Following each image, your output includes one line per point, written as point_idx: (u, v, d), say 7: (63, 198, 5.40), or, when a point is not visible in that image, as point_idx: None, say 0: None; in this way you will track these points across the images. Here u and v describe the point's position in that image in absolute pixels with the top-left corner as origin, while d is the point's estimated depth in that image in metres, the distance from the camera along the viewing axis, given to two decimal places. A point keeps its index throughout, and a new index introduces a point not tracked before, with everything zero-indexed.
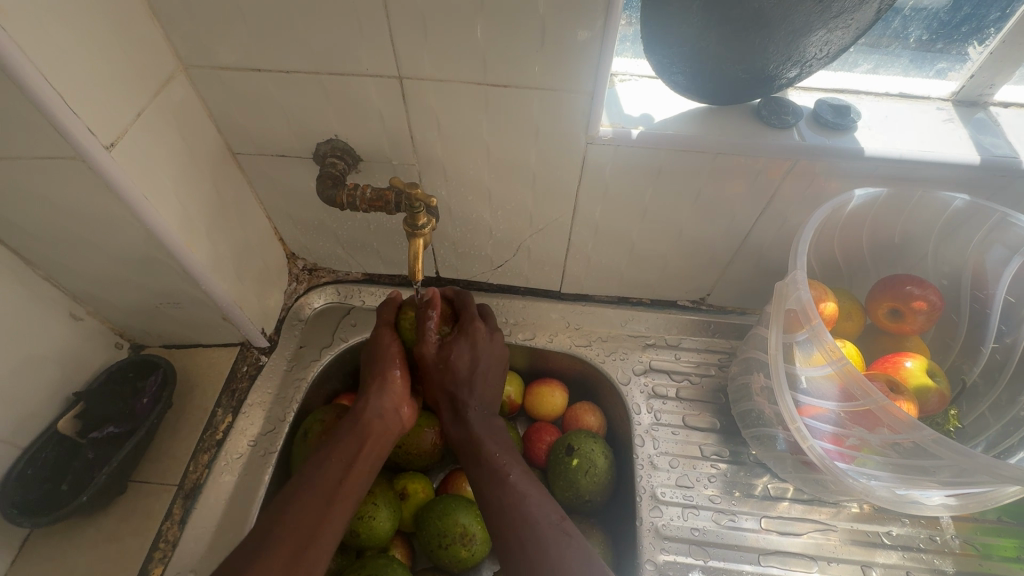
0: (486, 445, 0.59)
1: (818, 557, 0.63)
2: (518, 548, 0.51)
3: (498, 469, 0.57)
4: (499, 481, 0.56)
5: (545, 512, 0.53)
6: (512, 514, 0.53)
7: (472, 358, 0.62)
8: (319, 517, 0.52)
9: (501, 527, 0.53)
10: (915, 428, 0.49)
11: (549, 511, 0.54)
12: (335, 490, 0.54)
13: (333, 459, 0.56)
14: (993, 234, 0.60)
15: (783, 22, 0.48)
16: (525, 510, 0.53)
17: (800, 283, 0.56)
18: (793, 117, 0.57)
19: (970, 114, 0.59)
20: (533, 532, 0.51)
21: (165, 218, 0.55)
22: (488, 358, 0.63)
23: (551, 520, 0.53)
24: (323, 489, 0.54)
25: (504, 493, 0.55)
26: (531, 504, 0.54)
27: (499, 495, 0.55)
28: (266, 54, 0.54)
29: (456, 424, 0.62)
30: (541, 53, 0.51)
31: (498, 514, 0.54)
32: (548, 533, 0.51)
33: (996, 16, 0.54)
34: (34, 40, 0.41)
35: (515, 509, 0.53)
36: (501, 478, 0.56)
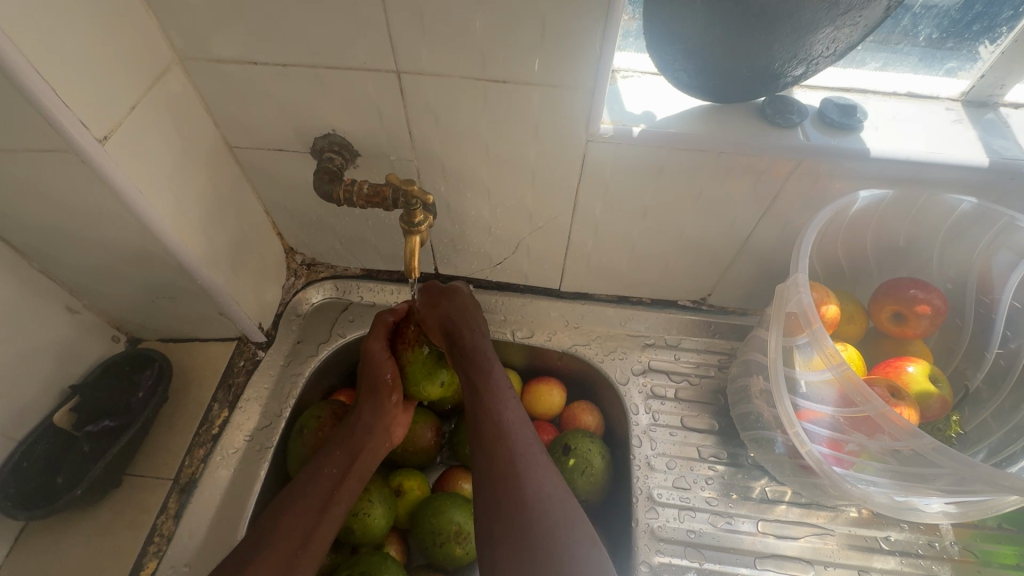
0: (487, 363, 0.61)
1: (814, 561, 0.62)
2: (504, 455, 0.54)
3: (494, 389, 0.59)
4: (494, 399, 0.58)
5: (529, 437, 0.57)
6: (505, 441, 0.55)
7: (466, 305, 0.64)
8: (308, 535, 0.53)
9: (497, 441, 0.55)
10: (915, 436, 0.49)
11: (533, 437, 0.57)
12: (325, 507, 0.55)
13: (323, 475, 0.57)
14: (1000, 238, 0.58)
15: (789, 18, 0.46)
16: (519, 439, 0.56)
17: (802, 285, 0.55)
18: (798, 116, 0.56)
19: (979, 115, 0.58)
20: (522, 455, 0.55)
21: (160, 213, 0.55)
22: (470, 303, 0.65)
23: (536, 446, 0.56)
24: (318, 501, 0.55)
25: (500, 411, 0.57)
26: (525, 435, 0.56)
27: (490, 414, 0.57)
28: (262, 46, 0.53)
29: (456, 335, 0.61)
30: (542, 47, 0.50)
31: (494, 434, 0.56)
32: (536, 457, 0.55)
33: (1008, 15, 0.53)
34: (27, 33, 0.41)
35: (505, 429, 0.56)
36: (496, 399, 0.58)
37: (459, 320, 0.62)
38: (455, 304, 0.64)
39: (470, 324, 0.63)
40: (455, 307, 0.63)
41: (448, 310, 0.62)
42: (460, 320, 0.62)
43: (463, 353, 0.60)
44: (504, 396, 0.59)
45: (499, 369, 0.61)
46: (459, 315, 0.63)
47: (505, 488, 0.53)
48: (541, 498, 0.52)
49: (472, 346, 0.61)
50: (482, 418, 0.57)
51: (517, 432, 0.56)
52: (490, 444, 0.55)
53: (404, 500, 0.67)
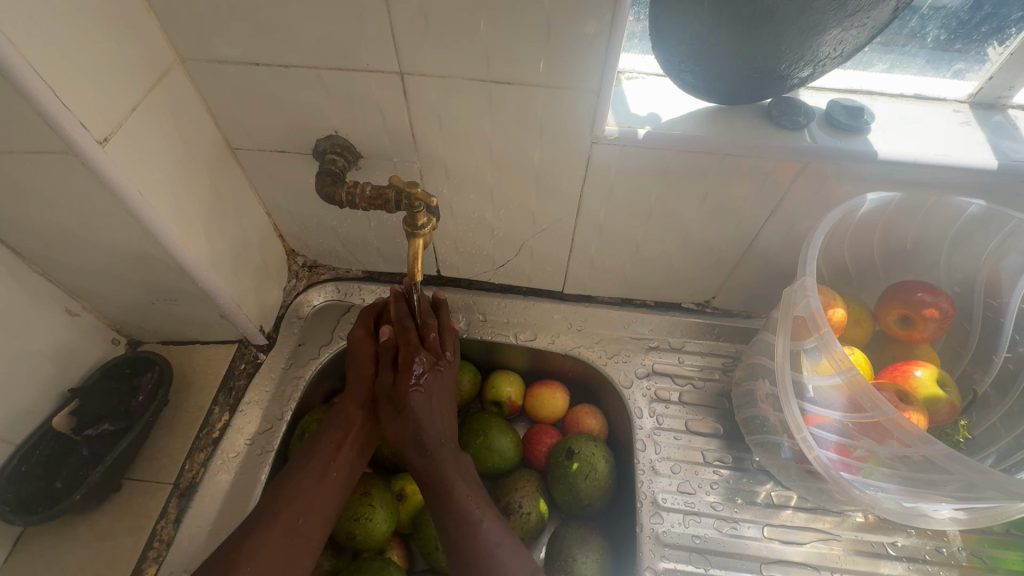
0: (456, 485, 0.56)
1: (820, 567, 0.62)
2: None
3: (469, 514, 0.55)
4: (469, 529, 0.54)
5: (517, 565, 0.52)
6: (487, 568, 0.52)
7: (435, 397, 0.61)
8: (308, 503, 0.55)
9: (475, 573, 0.52)
10: (926, 442, 0.48)
11: (521, 561, 0.53)
12: (324, 473, 0.57)
13: (320, 449, 0.58)
14: (1009, 241, 0.58)
15: (797, 19, 0.46)
16: (502, 569, 0.51)
17: (810, 289, 0.55)
18: (804, 118, 0.55)
19: (987, 117, 0.57)
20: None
21: (161, 215, 0.54)
22: (442, 392, 0.61)
23: (523, 574, 0.51)
24: (317, 471, 0.57)
25: (474, 540, 0.53)
26: (507, 563, 0.52)
27: (467, 547, 0.53)
28: (265, 47, 0.52)
29: (422, 457, 0.58)
30: (547, 48, 0.49)
31: (474, 568, 0.52)
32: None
33: (1018, 16, 0.52)
34: (27, 34, 0.40)
35: (486, 560, 0.52)
36: (472, 526, 0.54)
37: (424, 435, 0.58)
38: (422, 409, 0.59)
39: (436, 437, 0.59)
40: (419, 413, 0.59)
41: (416, 413, 0.59)
42: (427, 433, 0.59)
43: (429, 477, 0.57)
44: (481, 520, 0.54)
45: (472, 493, 0.56)
46: (425, 427, 0.59)
47: None
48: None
49: (437, 472, 0.57)
50: (463, 554, 0.53)
51: (498, 557, 0.52)
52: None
53: (406, 504, 0.66)
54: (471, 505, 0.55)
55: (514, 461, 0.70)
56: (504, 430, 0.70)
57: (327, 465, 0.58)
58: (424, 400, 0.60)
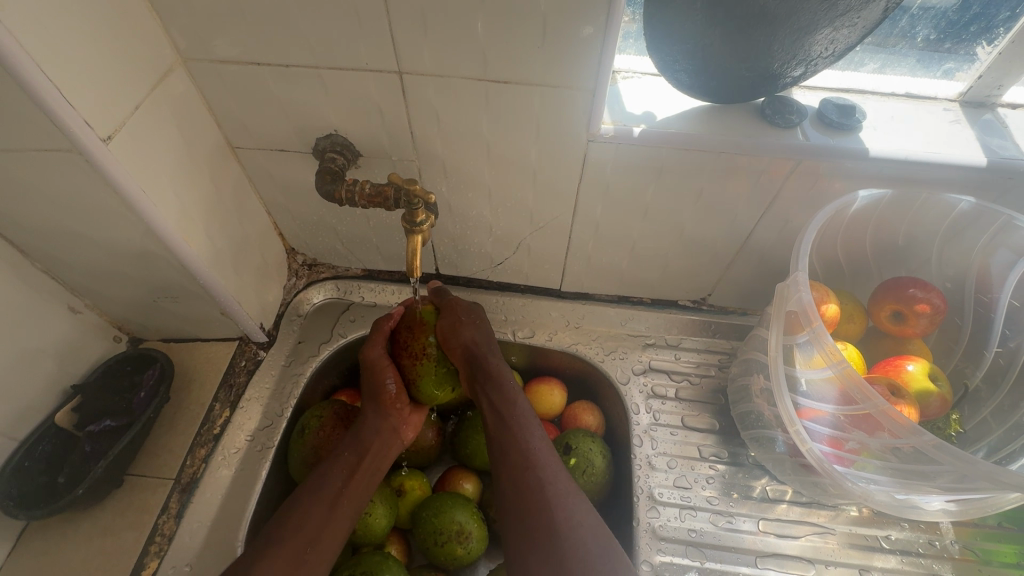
0: (508, 395, 0.59)
1: (815, 560, 0.62)
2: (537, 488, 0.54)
3: (526, 426, 0.58)
4: (521, 437, 0.57)
5: (555, 467, 0.56)
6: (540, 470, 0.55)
7: (490, 331, 0.63)
8: (318, 529, 0.54)
9: (530, 475, 0.55)
10: (915, 434, 0.49)
11: (556, 461, 0.57)
12: (335, 500, 0.56)
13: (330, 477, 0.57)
14: (999, 237, 0.59)
15: (788, 20, 0.47)
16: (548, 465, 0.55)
17: (801, 285, 0.55)
18: (797, 116, 0.56)
19: (977, 115, 0.58)
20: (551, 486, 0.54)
21: (163, 213, 0.55)
22: (490, 327, 0.63)
23: (560, 471, 0.56)
24: (327, 499, 0.56)
25: (529, 445, 0.57)
26: (547, 458, 0.56)
27: (514, 445, 0.57)
28: (265, 47, 0.53)
29: (487, 361, 0.59)
30: (543, 48, 0.50)
31: (521, 462, 0.56)
32: (563, 483, 0.55)
33: (1005, 16, 0.53)
34: (32, 34, 0.41)
35: (530, 456, 0.56)
36: (523, 436, 0.57)
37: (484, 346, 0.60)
38: (479, 322, 0.61)
39: (495, 349, 0.61)
40: (484, 332, 0.61)
41: (483, 330, 0.61)
42: (493, 348, 0.61)
43: (493, 378, 0.59)
44: (532, 429, 0.58)
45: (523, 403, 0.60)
46: (481, 338, 0.60)
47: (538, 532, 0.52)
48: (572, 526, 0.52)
49: (500, 377, 0.59)
50: (508, 455, 0.57)
51: (541, 459, 0.56)
52: (518, 471, 0.55)
53: (405, 499, 0.67)
54: (525, 418, 0.59)
55: None
56: None
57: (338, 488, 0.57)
58: (488, 323, 0.63)
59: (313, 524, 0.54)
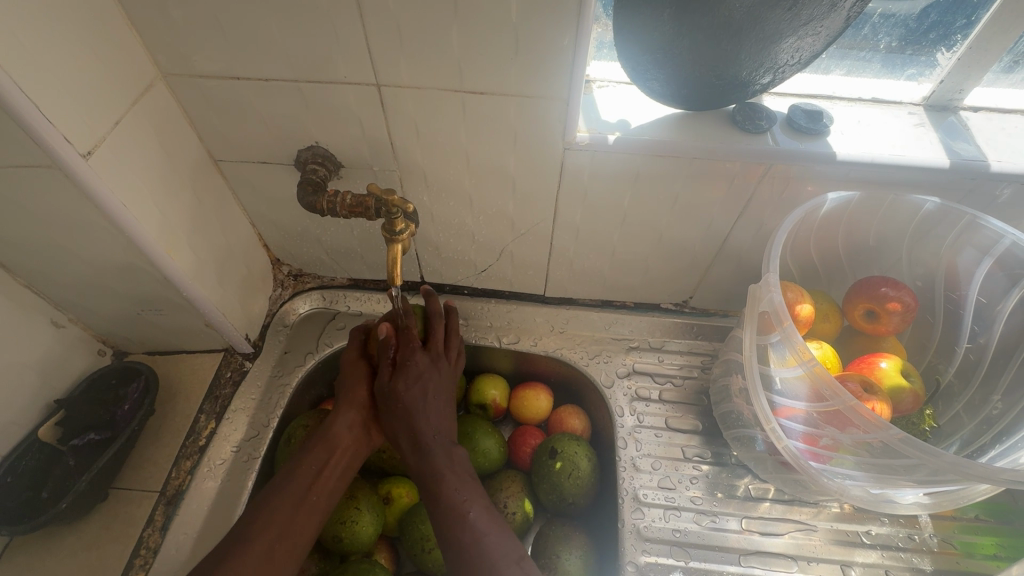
0: (446, 478, 0.56)
1: (798, 557, 0.63)
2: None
3: (458, 509, 0.54)
4: (458, 520, 0.53)
5: (505, 553, 0.51)
6: (473, 560, 0.51)
7: (439, 393, 0.61)
8: (292, 525, 0.54)
9: (467, 571, 0.51)
10: (884, 428, 0.50)
11: (509, 552, 0.52)
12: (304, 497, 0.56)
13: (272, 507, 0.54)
14: (964, 236, 0.61)
15: (753, 29, 0.49)
16: (487, 566, 0.50)
17: (773, 285, 0.57)
18: (767, 122, 0.57)
19: (941, 118, 0.60)
20: None
21: (146, 226, 0.55)
22: (439, 389, 0.62)
23: (512, 562, 0.51)
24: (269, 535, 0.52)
25: (464, 533, 0.52)
26: (494, 551, 0.51)
27: (459, 538, 0.52)
28: (244, 62, 0.54)
29: (413, 455, 0.58)
30: (517, 58, 0.51)
31: (465, 564, 0.51)
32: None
33: (963, 23, 0.55)
34: (11, 53, 0.42)
35: (474, 550, 0.51)
36: (459, 519, 0.53)
37: (415, 433, 0.58)
38: (412, 405, 0.60)
39: (428, 434, 0.59)
40: (409, 407, 0.59)
41: (405, 406, 0.59)
42: (420, 428, 0.59)
43: (420, 473, 0.57)
44: (470, 513, 0.54)
45: (464, 485, 0.56)
46: (421, 424, 0.59)
47: None
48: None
49: (430, 467, 0.57)
50: (450, 544, 0.53)
51: (486, 551, 0.51)
52: (463, 569, 0.51)
53: (393, 507, 0.67)
54: (462, 502, 0.54)
55: (498, 462, 0.71)
56: (488, 432, 0.71)
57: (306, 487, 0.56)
58: (414, 391, 0.60)
59: (256, 569, 0.51)
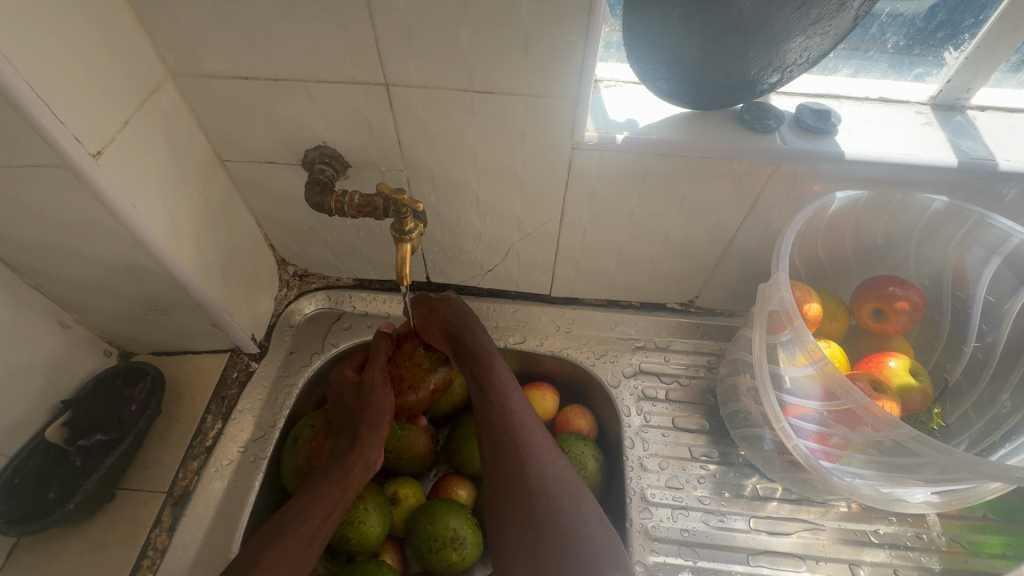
0: (497, 363, 0.64)
1: (806, 556, 0.63)
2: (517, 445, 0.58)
3: (505, 386, 0.62)
4: (504, 396, 0.61)
5: (540, 435, 0.60)
6: (515, 427, 0.60)
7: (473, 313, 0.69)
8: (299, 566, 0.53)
9: (510, 434, 0.59)
10: (895, 427, 0.50)
11: (542, 433, 0.61)
12: (312, 540, 0.54)
13: (291, 541, 0.53)
14: (972, 235, 0.61)
15: (761, 29, 0.49)
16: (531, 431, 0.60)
17: (782, 284, 0.57)
18: (774, 121, 0.57)
19: (948, 117, 0.60)
20: (536, 454, 0.58)
21: (153, 226, 0.55)
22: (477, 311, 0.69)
23: (542, 433, 0.60)
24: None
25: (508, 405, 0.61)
26: (530, 424, 0.60)
27: (500, 409, 0.61)
28: (253, 62, 0.54)
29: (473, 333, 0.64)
30: (526, 58, 0.51)
31: (509, 426, 0.60)
32: (544, 447, 0.59)
33: (970, 22, 0.55)
34: (22, 52, 0.42)
35: (514, 421, 0.60)
36: (506, 393, 0.62)
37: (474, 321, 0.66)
38: (463, 307, 0.67)
39: (481, 325, 0.66)
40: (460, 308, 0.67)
41: (459, 308, 0.67)
42: (473, 321, 0.66)
43: (473, 350, 0.63)
44: (511, 393, 0.62)
45: (506, 370, 0.64)
46: (473, 317, 0.66)
47: (512, 480, 0.57)
48: (555, 483, 0.56)
49: (486, 345, 0.64)
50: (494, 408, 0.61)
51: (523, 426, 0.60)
52: (501, 434, 0.60)
53: (400, 507, 0.67)
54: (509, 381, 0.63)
55: None
56: None
57: (317, 527, 0.55)
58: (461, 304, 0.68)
59: None
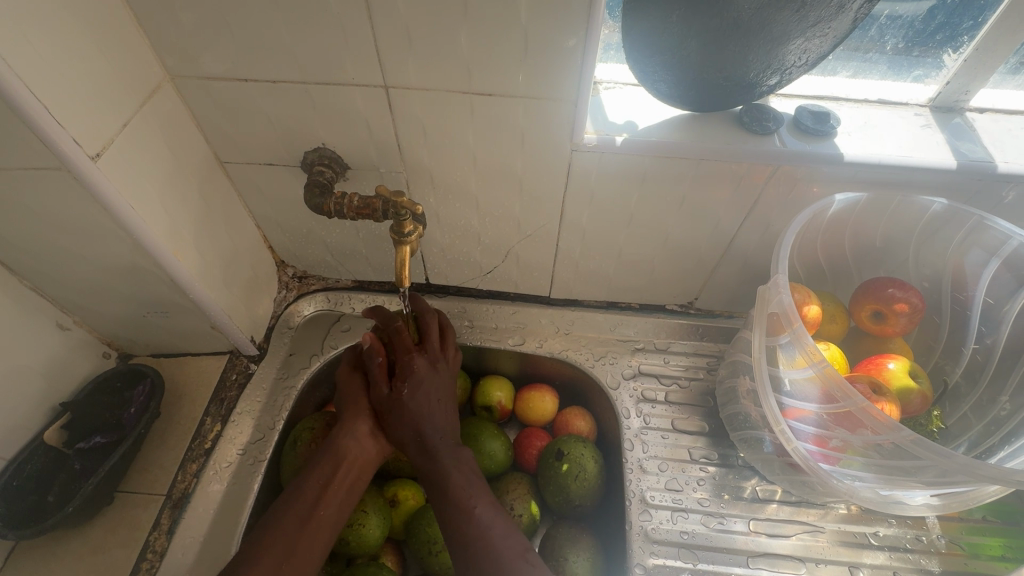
0: (453, 475, 0.57)
1: (806, 559, 0.63)
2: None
3: (463, 500, 0.55)
4: (464, 517, 0.54)
5: (510, 548, 0.52)
6: (481, 549, 0.52)
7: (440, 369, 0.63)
8: (299, 538, 0.54)
9: (477, 563, 0.51)
10: (894, 430, 0.50)
11: (513, 542, 0.52)
12: (312, 513, 0.55)
13: (285, 515, 0.54)
14: (971, 237, 0.61)
15: (760, 31, 0.49)
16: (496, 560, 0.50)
17: (782, 287, 0.57)
18: (774, 124, 0.57)
19: (947, 119, 0.60)
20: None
21: (153, 228, 0.55)
22: (445, 383, 0.63)
23: (515, 553, 0.51)
24: (277, 559, 0.52)
25: (468, 524, 0.53)
26: (504, 549, 0.51)
27: (464, 528, 0.53)
28: (252, 64, 0.54)
29: (422, 453, 0.58)
30: (525, 60, 0.51)
31: (472, 557, 0.52)
32: (513, 564, 0.50)
33: (969, 25, 0.55)
34: (21, 55, 0.42)
35: (483, 541, 0.52)
36: (466, 512, 0.54)
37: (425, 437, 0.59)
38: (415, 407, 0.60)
39: (437, 431, 0.59)
40: (414, 402, 0.60)
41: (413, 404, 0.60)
42: (425, 428, 0.59)
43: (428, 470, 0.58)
44: (472, 509, 0.54)
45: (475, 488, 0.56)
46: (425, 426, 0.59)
47: None
48: None
49: (437, 464, 0.57)
50: (455, 535, 0.53)
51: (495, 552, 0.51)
52: (469, 557, 0.52)
53: (399, 510, 0.67)
54: (470, 502, 0.55)
55: (504, 464, 0.71)
56: (494, 434, 0.71)
57: (315, 501, 0.56)
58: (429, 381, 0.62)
59: None
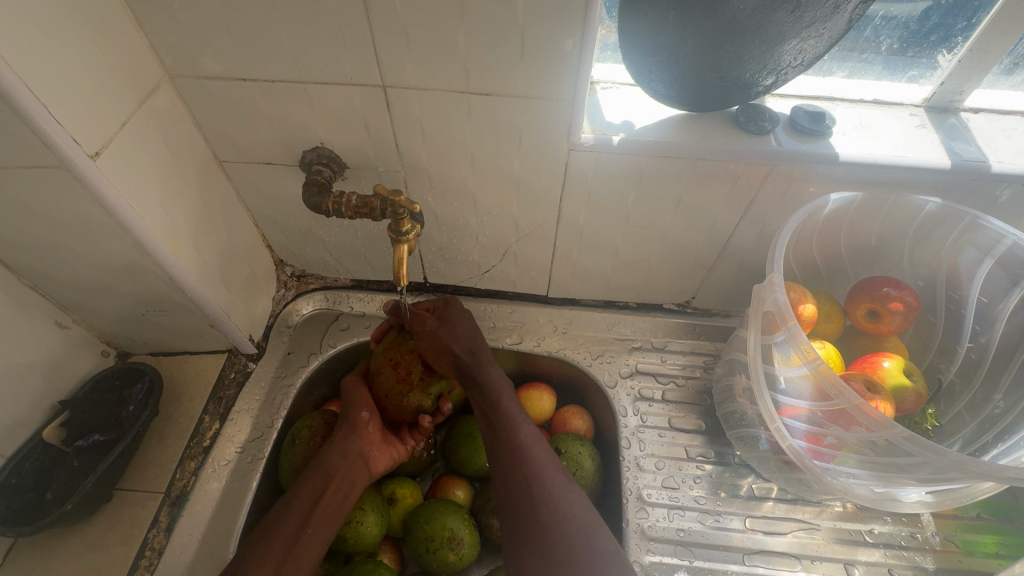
0: (502, 394, 0.61)
1: (801, 556, 0.64)
2: (524, 482, 0.55)
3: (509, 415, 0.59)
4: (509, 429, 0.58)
5: (548, 462, 0.56)
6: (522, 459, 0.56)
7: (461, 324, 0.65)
8: (287, 557, 0.54)
9: (518, 470, 0.56)
10: (888, 427, 0.50)
11: (552, 459, 0.57)
12: (298, 532, 0.55)
13: (272, 535, 0.54)
14: (965, 236, 0.61)
15: (756, 32, 0.49)
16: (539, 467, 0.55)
17: (777, 286, 0.57)
18: (770, 124, 0.58)
19: (941, 119, 0.60)
20: (543, 484, 0.54)
21: (151, 227, 0.55)
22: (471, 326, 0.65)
23: (555, 467, 0.56)
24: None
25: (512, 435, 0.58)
26: (542, 458, 0.56)
27: (510, 440, 0.58)
28: (250, 63, 0.54)
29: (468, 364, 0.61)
30: (522, 60, 0.51)
31: (513, 462, 0.56)
32: (556, 479, 0.55)
33: (963, 25, 0.56)
34: (19, 53, 0.42)
35: (525, 453, 0.56)
36: (512, 425, 0.58)
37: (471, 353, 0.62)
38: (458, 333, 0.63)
39: (481, 353, 0.63)
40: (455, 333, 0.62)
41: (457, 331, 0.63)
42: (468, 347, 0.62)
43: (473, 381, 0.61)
44: (518, 424, 0.59)
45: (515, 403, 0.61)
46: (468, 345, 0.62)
47: (520, 512, 0.54)
48: (568, 524, 0.52)
49: (484, 377, 0.61)
50: (500, 443, 0.58)
51: (535, 462, 0.56)
52: (512, 468, 0.56)
53: (397, 507, 0.67)
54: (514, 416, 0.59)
55: None
56: None
57: (302, 520, 0.56)
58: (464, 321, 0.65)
59: None
